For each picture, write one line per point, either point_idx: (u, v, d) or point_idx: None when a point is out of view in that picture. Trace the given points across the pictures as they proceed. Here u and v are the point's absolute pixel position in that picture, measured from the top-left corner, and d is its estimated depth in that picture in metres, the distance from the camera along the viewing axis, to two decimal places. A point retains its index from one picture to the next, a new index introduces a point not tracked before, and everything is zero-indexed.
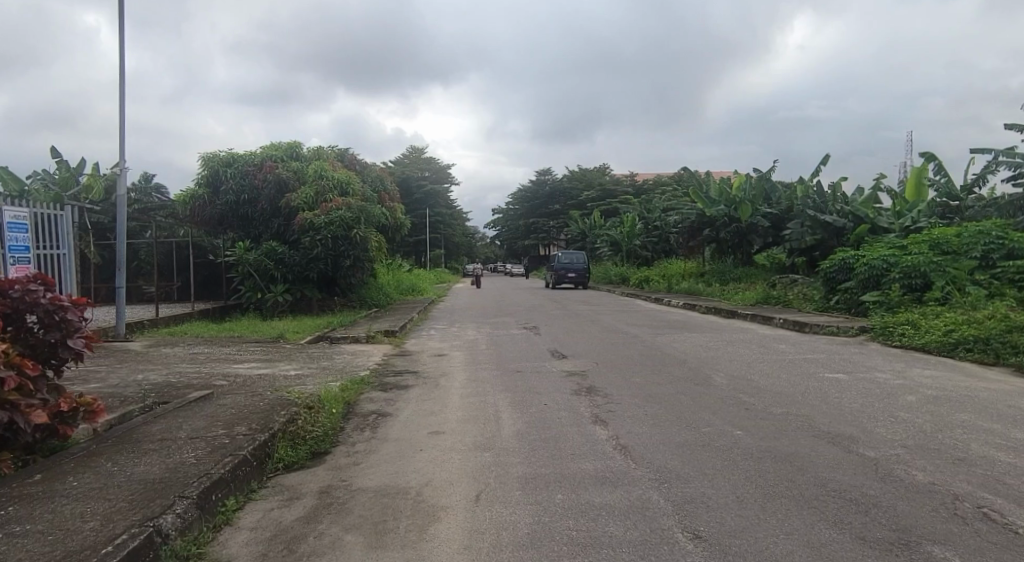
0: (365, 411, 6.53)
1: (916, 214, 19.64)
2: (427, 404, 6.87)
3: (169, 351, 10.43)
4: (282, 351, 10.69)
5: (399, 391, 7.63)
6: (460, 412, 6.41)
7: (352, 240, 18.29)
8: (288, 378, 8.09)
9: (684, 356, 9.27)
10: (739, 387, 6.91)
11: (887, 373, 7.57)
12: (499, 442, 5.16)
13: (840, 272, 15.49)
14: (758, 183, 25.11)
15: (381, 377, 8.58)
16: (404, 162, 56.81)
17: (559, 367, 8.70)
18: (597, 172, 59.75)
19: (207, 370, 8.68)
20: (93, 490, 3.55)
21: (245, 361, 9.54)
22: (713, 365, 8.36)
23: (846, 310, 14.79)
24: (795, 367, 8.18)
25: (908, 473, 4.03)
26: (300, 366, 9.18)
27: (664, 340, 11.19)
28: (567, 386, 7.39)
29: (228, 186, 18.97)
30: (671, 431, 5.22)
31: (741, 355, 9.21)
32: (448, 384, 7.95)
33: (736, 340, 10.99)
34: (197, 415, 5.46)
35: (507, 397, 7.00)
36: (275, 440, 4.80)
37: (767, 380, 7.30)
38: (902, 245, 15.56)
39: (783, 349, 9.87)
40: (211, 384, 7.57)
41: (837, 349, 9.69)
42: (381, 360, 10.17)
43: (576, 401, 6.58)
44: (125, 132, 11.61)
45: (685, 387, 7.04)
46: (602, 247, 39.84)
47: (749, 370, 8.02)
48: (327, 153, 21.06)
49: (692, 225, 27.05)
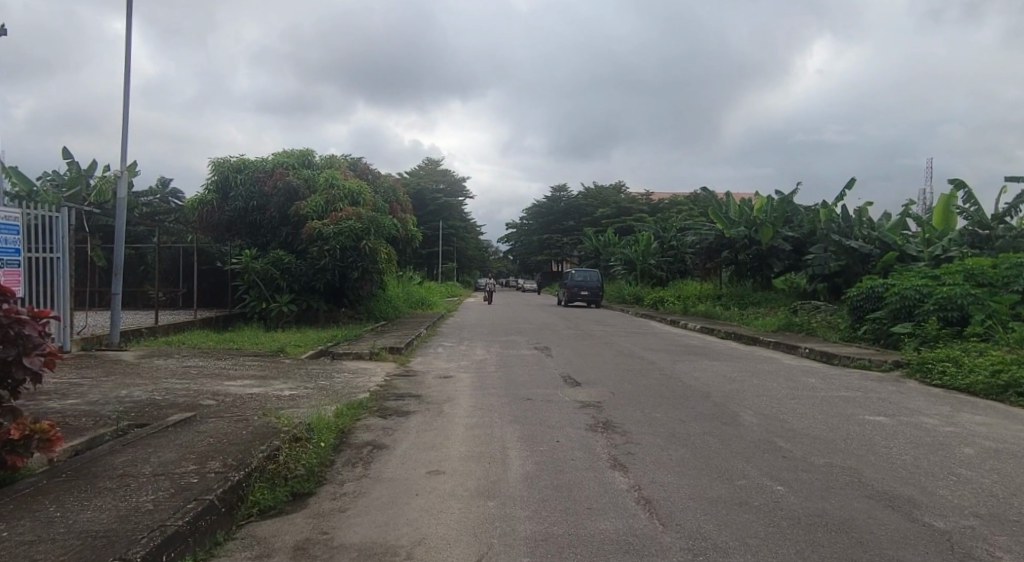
0: (359, 443, 5.95)
1: (945, 242, 18.86)
2: (428, 435, 6.27)
3: (162, 363, 9.92)
4: (280, 367, 10.15)
5: (398, 419, 7.05)
6: (464, 446, 5.81)
7: (361, 251, 17.82)
8: (281, 400, 7.54)
9: (707, 389, 8.60)
10: (771, 429, 6.26)
11: (934, 417, 6.87)
12: (505, 489, 4.55)
13: (869, 301, 14.80)
14: (779, 205, 24.39)
15: (381, 401, 7.99)
16: (419, 174, 56.56)
17: (572, 397, 8.07)
18: (612, 189, 59.16)
19: (196, 386, 8.18)
20: (20, 546, 2.99)
21: (238, 377, 9.02)
22: (739, 401, 7.69)
23: (874, 341, 14.06)
24: (831, 406, 7.48)
25: (991, 554, 3.36)
26: (295, 385, 8.62)
27: (684, 369, 10.52)
28: (581, 420, 6.75)
29: (236, 192, 18.70)
30: (701, 482, 4.60)
31: (768, 390, 8.53)
32: (452, 412, 7.34)
33: (761, 371, 10.29)
34: (170, 444, 4.91)
35: (515, 431, 6.38)
36: (251, 479, 4.23)
37: (802, 421, 6.62)
38: (934, 274, 14.83)
39: (813, 384, 9.17)
40: (197, 404, 7.04)
41: (872, 386, 8.97)
42: (382, 380, 9.58)
43: (591, 439, 5.95)
44: (128, 133, 11.25)
45: (712, 426, 6.40)
46: (616, 265, 39.16)
47: (782, 407, 7.35)
48: (339, 162, 20.68)
49: (710, 247, 26.38)
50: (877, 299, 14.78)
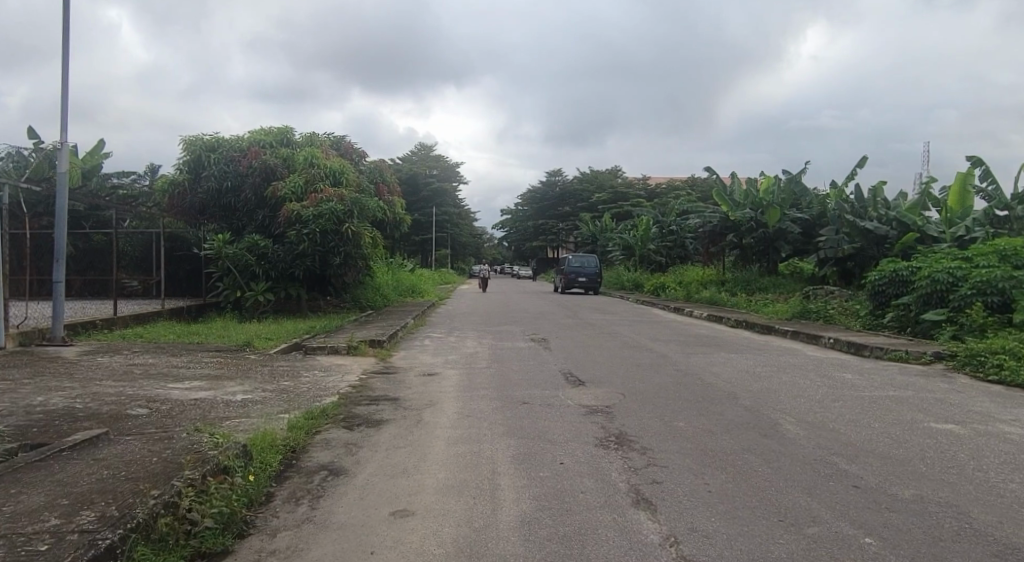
0: (311, 467, 4.73)
1: (969, 223, 17.65)
2: (400, 456, 5.04)
3: (105, 361, 8.66)
4: (241, 364, 8.91)
5: (367, 430, 5.82)
6: (444, 471, 4.59)
7: (343, 235, 16.50)
8: (228, 409, 6.30)
9: (733, 389, 7.39)
10: (826, 444, 5.07)
11: (1015, 426, 5.68)
12: (493, 543, 3.33)
13: (894, 286, 13.65)
14: (787, 186, 23.23)
15: (348, 406, 6.76)
16: (413, 159, 55.26)
17: (575, 400, 6.85)
18: (608, 175, 57.88)
19: (132, 390, 6.92)
20: None
21: (186, 378, 7.75)
22: (774, 405, 6.50)
23: (901, 329, 12.93)
24: (885, 411, 6.27)
25: None
26: (251, 387, 7.37)
27: (701, 363, 9.32)
28: (588, 432, 5.54)
29: (209, 172, 17.31)
30: (763, 534, 3.36)
31: (804, 390, 7.32)
32: (433, 421, 6.14)
33: (789, 366, 9.10)
34: (45, 484, 3.63)
35: (508, 448, 5.16)
36: (134, 541, 2.98)
37: (859, 433, 5.42)
38: (964, 256, 13.64)
39: (852, 381, 7.95)
40: (122, 415, 5.78)
41: (920, 384, 7.76)
42: (356, 380, 8.34)
43: (604, 460, 4.76)
44: (68, 102, 9.90)
45: (751, 440, 5.19)
46: (614, 251, 37.86)
47: (828, 413, 6.14)
48: (321, 141, 19.36)
49: (714, 230, 25.17)
50: (902, 284, 13.62)
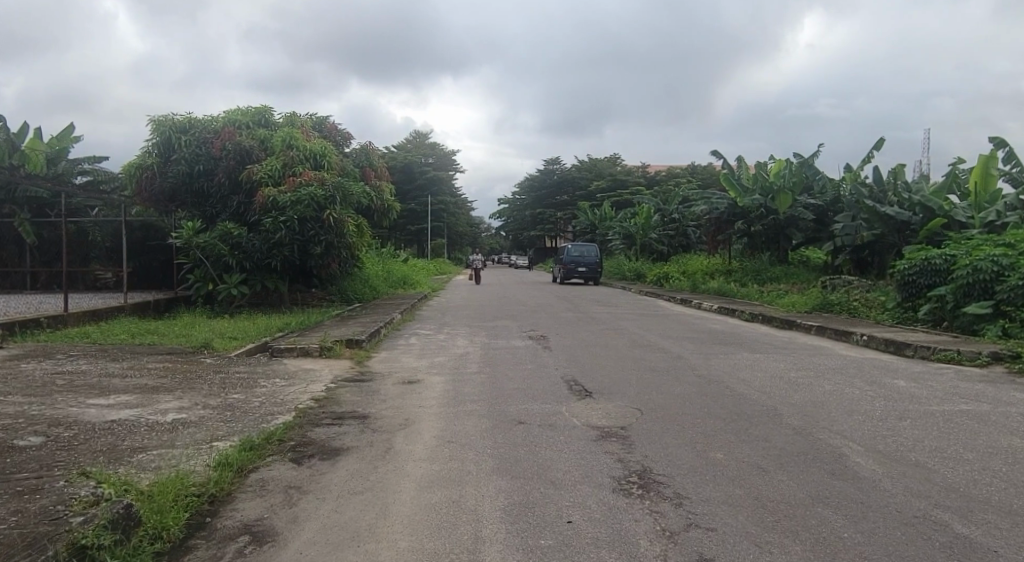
0: (230, 530, 3.45)
1: (1000, 207, 16.34)
2: (353, 509, 3.75)
3: (27, 368, 7.36)
4: (189, 371, 7.63)
5: (320, 465, 4.55)
6: (407, 538, 3.32)
7: (324, 222, 15.18)
8: (150, 435, 5.01)
9: (771, 403, 6.15)
10: (921, 490, 3.81)
11: None
12: None
13: (928, 276, 12.40)
14: (799, 169, 21.96)
15: (305, 428, 5.49)
16: (409, 148, 54.12)
17: (582, 420, 5.58)
18: (607, 163, 56.66)
19: (37, 408, 5.62)
20: None
21: (115, 391, 6.43)
22: (831, 427, 5.25)
23: (937, 323, 11.71)
24: (969, 435, 5.01)
25: None
26: (190, 403, 6.08)
27: (726, 367, 8.06)
28: (603, 470, 4.28)
29: (179, 155, 15.91)
30: None
31: (856, 404, 6.08)
32: (406, 450, 4.88)
33: (828, 369, 7.84)
34: None
35: (502, 496, 3.88)
36: None
37: (955, 471, 4.15)
38: (1002, 242, 12.41)
39: (909, 390, 6.71)
40: (4, 449, 4.46)
41: (990, 393, 6.51)
42: (322, 390, 7.05)
43: (629, 520, 3.48)
44: None
45: (818, 484, 3.92)
46: (614, 240, 36.49)
47: (900, 439, 4.89)
48: (303, 121, 18.03)
49: (721, 217, 23.79)
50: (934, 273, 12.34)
